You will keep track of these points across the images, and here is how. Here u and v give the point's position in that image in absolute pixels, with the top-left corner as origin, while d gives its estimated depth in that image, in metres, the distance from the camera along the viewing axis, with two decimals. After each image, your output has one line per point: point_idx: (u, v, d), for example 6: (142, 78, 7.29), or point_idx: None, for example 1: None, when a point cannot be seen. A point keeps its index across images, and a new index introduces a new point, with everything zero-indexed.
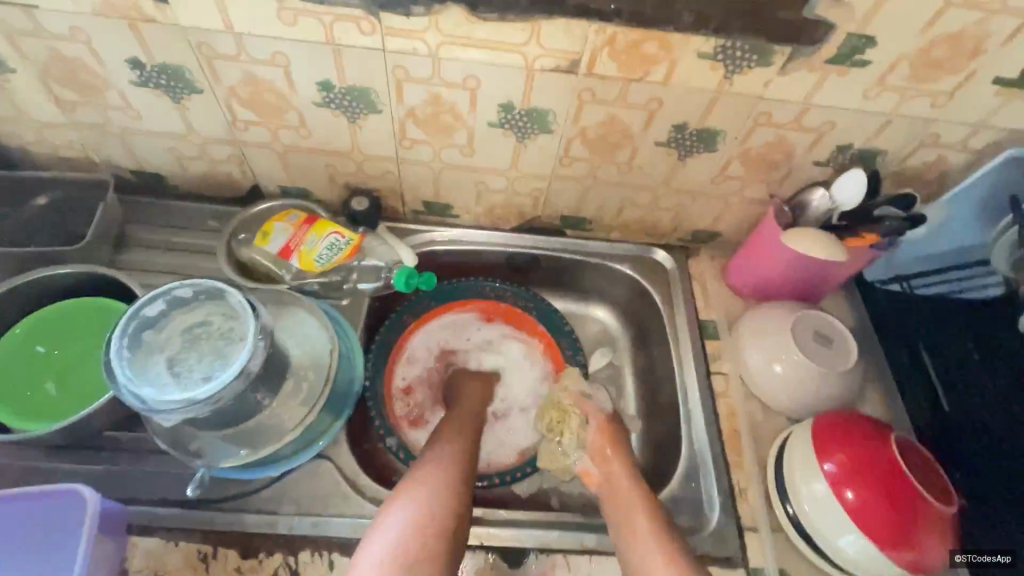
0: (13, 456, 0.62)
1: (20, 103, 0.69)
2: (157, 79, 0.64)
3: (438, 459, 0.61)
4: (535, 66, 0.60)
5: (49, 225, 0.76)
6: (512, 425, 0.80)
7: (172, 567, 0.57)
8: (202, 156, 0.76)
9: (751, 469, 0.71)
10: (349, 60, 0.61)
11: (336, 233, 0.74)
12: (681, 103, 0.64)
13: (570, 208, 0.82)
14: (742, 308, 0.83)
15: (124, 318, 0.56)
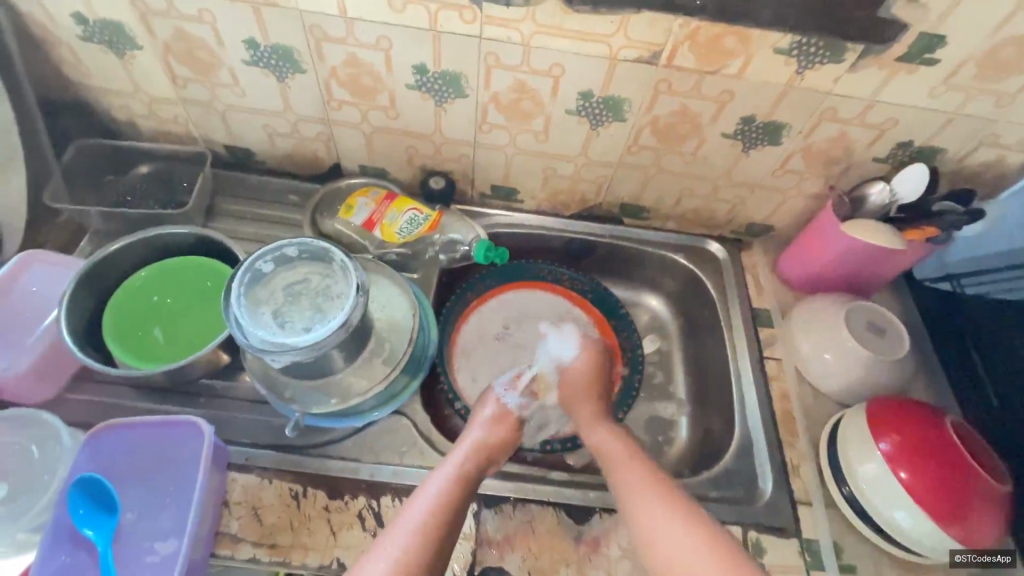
0: (124, 396, 0.68)
1: (137, 78, 0.75)
2: (267, 59, 0.71)
3: (442, 480, 0.60)
4: (618, 56, 0.65)
5: (151, 192, 0.83)
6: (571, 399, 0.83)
7: (267, 502, 0.62)
8: (292, 133, 0.82)
9: (804, 449, 0.74)
10: (446, 46, 0.66)
11: (416, 209, 0.81)
12: (752, 96, 0.68)
13: (631, 196, 0.86)
14: (793, 299, 0.87)
15: (241, 268, 0.62)
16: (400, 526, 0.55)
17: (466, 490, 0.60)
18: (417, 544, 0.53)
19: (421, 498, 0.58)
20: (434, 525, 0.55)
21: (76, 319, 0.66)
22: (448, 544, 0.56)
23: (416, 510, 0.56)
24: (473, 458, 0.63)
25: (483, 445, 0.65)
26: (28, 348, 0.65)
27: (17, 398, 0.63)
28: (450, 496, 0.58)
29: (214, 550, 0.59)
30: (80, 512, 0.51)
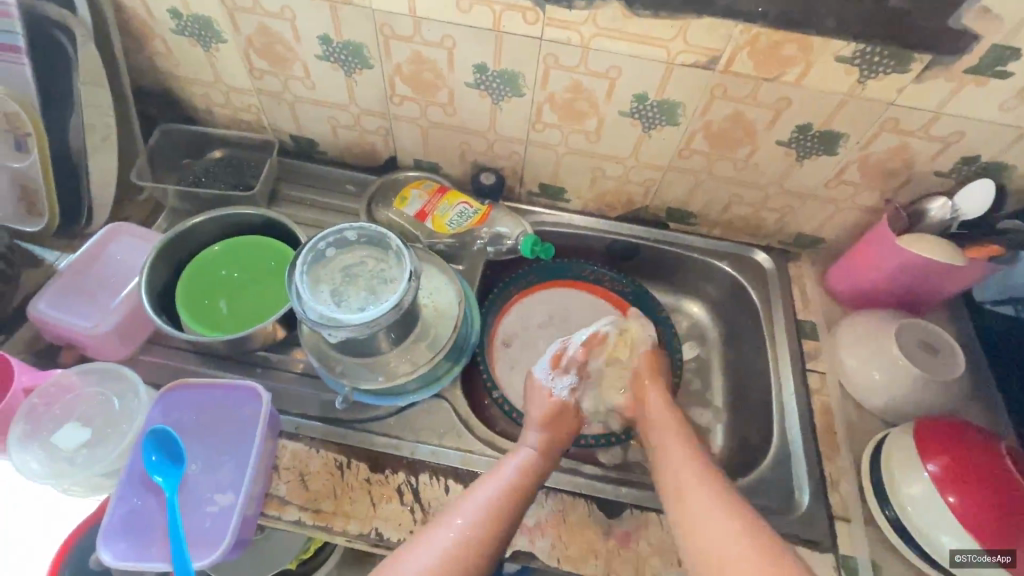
0: (190, 362, 0.73)
1: (219, 69, 0.81)
2: (338, 54, 0.75)
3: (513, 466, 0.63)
4: (675, 60, 0.66)
5: (221, 174, 0.89)
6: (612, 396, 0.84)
7: (313, 469, 0.66)
8: (354, 126, 0.86)
9: (845, 465, 0.72)
10: (508, 46, 0.69)
11: (465, 203, 0.85)
12: (811, 104, 0.67)
13: (679, 201, 0.86)
14: (840, 313, 0.85)
15: (304, 249, 0.66)
16: (469, 504, 0.59)
17: (533, 480, 0.63)
18: (484, 522, 0.57)
19: (492, 480, 0.61)
20: (501, 506, 0.59)
21: (153, 287, 0.72)
22: (509, 529, 0.59)
23: (486, 489, 0.60)
24: (546, 451, 0.67)
25: (555, 441, 0.69)
26: (110, 310, 0.70)
27: (98, 353, 0.70)
28: (519, 481, 0.62)
29: (263, 509, 0.63)
30: (152, 459, 0.57)
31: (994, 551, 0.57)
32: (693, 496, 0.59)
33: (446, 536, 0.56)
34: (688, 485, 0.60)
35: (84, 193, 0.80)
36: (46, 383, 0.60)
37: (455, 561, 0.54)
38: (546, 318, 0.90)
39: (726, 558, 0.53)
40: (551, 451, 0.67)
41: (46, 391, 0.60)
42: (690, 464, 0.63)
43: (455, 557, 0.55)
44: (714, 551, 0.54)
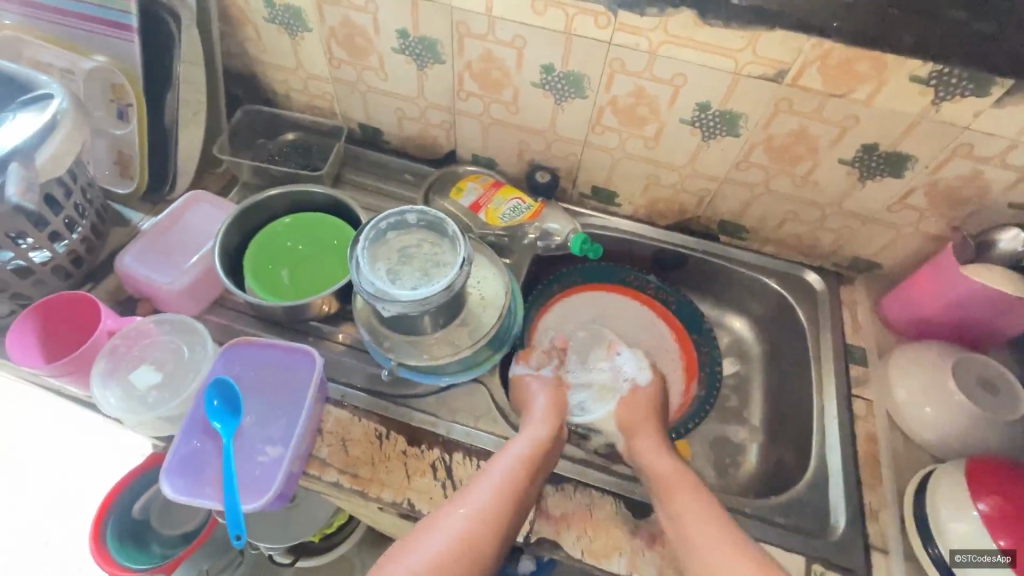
0: (251, 324, 0.78)
1: (302, 56, 0.87)
2: (414, 48, 0.79)
3: (520, 447, 0.64)
4: (741, 71, 0.66)
5: (292, 155, 0.95)
6: None
7: (354, 436, 0.69)
8: (420, 118, 0.90)
9: (887, 495, 0.70)
10: (576, 48, 0.71)
11: (519, 199, 0.87)
12: (879, 124, 0.66)
13: (732, 214, 0.86)
14: (893, 342, 0.82)
15: (367, 226, 0.69)
16: (487, 477, 0.61)
17: (546, 458, 0.65)
18: (497, 498, 0.58)
19: (501, 459, 0.63)
20: (517, 482, 0.60)
21: (225, 252, 0.77)
22: (523, 506, 0.60)
23: (499, 467, 0.62)
24: (546, 430, 0.67)
25: (552, 420, 0.69)
26: (184, 269, 0.76)
27: (171, 307, 0.76)
28: (529, 461, 0.63)
29: (305, 468, 0.66)
30: (214, 404, 0.61)
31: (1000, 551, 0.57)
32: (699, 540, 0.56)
33: (462, 511, 0.57)
34: (699, 532, 0.57)
35: (172, 161, 0.87)
36: (129, 327, 0.66)
37: (477, 542, 0.55)
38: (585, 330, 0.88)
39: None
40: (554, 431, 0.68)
41: (128, 333, 0.66)
42: (694, 497, 0.60)
43: (477, 530, 0.56)
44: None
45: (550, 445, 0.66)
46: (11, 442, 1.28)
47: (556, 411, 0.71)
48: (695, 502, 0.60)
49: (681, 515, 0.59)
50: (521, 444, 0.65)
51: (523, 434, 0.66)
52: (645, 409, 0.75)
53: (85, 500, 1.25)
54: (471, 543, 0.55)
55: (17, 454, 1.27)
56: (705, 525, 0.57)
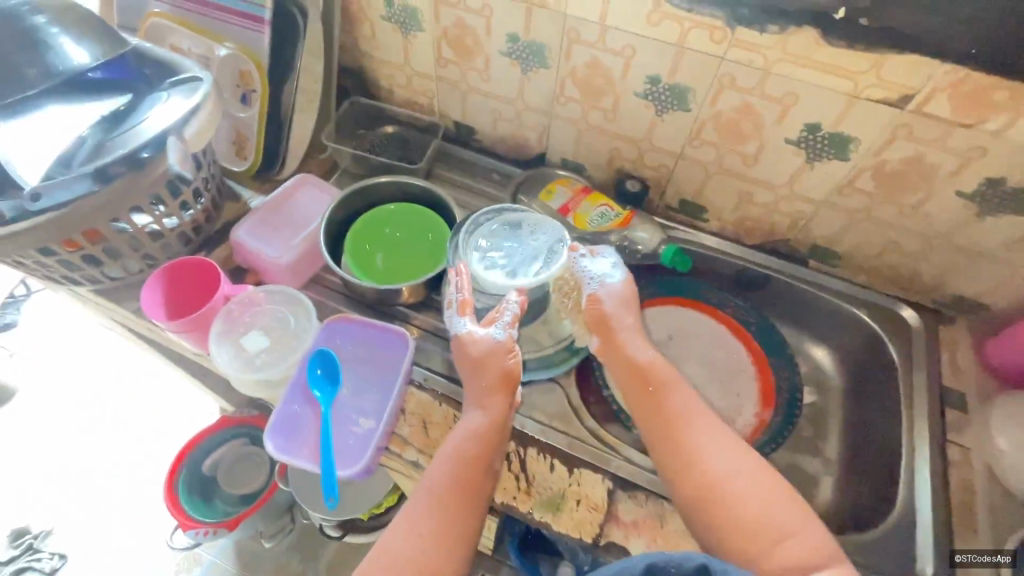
0: (343, 303, 0.83)
1: (412, 55, 0.91)
2: (521, 53, 0.82)
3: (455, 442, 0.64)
4: (860, 94, 0.65)
5: (391, 147, 1.00)
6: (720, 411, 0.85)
7: (435, 419, 0.71)
8: (515, 120, 0.93)
9: (982, 550, 0.66)
10: (686, 61, 0.71)
11: (607, 206, 0.88)
12: (1009, 157, 0.63)
13: (826, 238, 0.84)
14: (995, 388, 0.78)
15: (461, 223, 0.78)
16: (428, 479, 0.62)
17: (484, 446, 0.63)
18: (433, 502, 0.60)
19: (439, 458, 0.63)
20: (449, 481, 0.61)
21: (329, 234, 0.82)
22: (468, 504, 0.61)
23: (435, 466, 0.63)
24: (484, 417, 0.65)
25: (484, 402, 0.66)
26: (290, 246, 0.82)
27: (275, 279, 0.82)
28: (462, 457, 0.62)
29: (387, 445, 0.69)
30: (317, 373, 0.66)
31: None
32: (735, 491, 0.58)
33: (408, 518, 0.60)
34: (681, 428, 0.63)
35: (284, 144, 0.93)
36: (244, 294, 0.71)
37: (421, 541, 0.59)
38: (515, 226, 0.79)
39: (739, 491, 0.58)
40: (491, 416, 0.65)
41: (242, 300, 0.71)
42: (672, 392, 0.66)
43: (419, 537, 0.59)
44: (727, 483, 0.58)
45: (485, 433, 0.63)
46: (11, 448, 1.35)
47: (501, 385, 0.67)
48: (674, 401, 0.65)
49: (661, 412, 0.65)
50: (459, 434, 0.64)
51: (461, 424, 0.65)
52: (622, 308, 0.72)
53: (100, 502, 1.30)
54: (417, 548, 0.58)
55: (17, 459, 1.34)
56: (751, 479, 0.59)
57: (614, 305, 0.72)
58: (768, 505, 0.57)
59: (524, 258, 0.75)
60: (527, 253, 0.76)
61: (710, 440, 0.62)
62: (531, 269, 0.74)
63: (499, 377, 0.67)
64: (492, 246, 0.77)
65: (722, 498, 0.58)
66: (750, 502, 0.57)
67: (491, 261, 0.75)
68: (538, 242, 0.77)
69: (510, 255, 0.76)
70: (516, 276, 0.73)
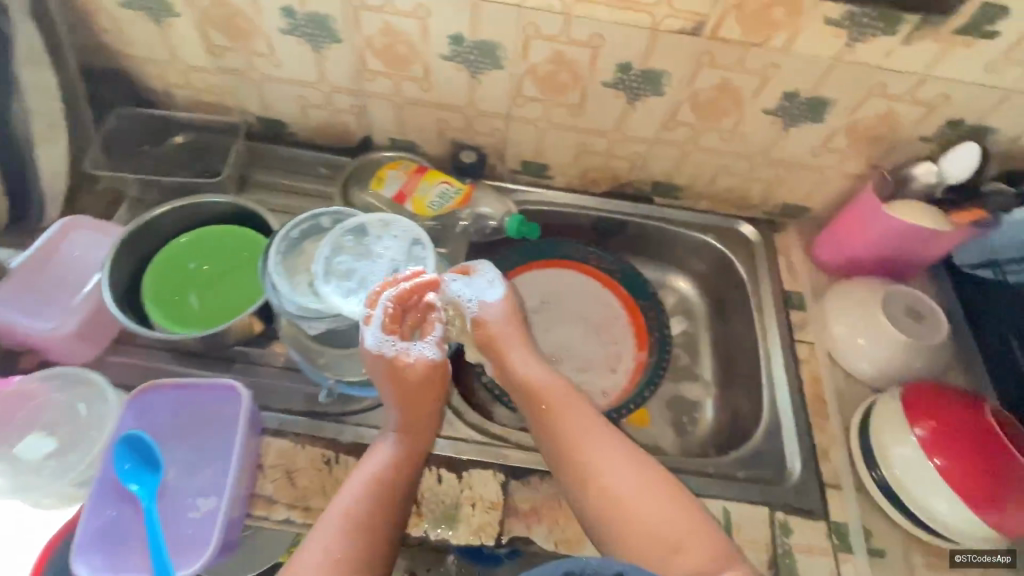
0: (161, 360, 0.70)
1: (176, 47, 0.75)
2: (304, 28, 0.70)
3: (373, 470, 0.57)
4: (660, 27, 0.63)
5: (185, 161, 0.84)
6: (603, 364, 0.85)
7: (300, 466, 0.63)
8: (325, 105, 0.82)
9: (835, 433, 0.73)
10: (484, 15, 0.65)
11: (446, 183, 0.81)
12: (798, 71, 0.66)
13: (664, 174, 0.84)
14: (826, 282, 0.85)
15: (277, 238, 0.63)
16: (333, 513, 0.54)
17: (408, 470, 0.59)
18: (345, 536, 0.52)
19: (347, 490, 0.56)
20: (366, 512, 0.54)
21: (118, 285, 0.68)
22: (382, 539, 0.54)
23: (344, 499, 0.55)
24: (407, 440, 0.60)
25: (413, 421, 0.61)
26: (68, 313, 0.66)
27: (63, 357, 0.66)
28: (382, 482, 0.56)
29: (249, 510, 0.60)
30: (126, 467, 0.54)
31: (931, 455, 0.62)
32: (641, 505, 0.56)
33: (310, 560, 0.51)
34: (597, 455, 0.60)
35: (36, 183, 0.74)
36: (6, 392, 0.57)
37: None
38: (354, 238, 0.64)
39: (653, 523, 0.56)
40: (417, 435, 0.61)
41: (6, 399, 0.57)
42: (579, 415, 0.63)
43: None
44: (640, 517, 0.56)
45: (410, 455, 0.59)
46: None
47: (430, 404, 0.63)
48: (585, 424, 0.63)
49: (575, 438, 0.61)
50: (376, 460, 0.58)
51: (375, 453, 0.59)
52: (507, 324, 0.69)
53: None
54: None
55: None
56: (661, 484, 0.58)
57: (496, 323, 0.69)
58: (669, 522, 0.55)
59: (383, 276, 0.62)
60: (385, 271, 0.63)
61: (611, 454, 0.60)
62: (398, 288, 0.62)
63: (431, 394, 0.63)
64: (337, 275, 0.61)
65: (633, 532, 0.56)
66: (661, 532, 0.55)
67: (345, 293, 0.60)
68: (389, 253, 0.64)
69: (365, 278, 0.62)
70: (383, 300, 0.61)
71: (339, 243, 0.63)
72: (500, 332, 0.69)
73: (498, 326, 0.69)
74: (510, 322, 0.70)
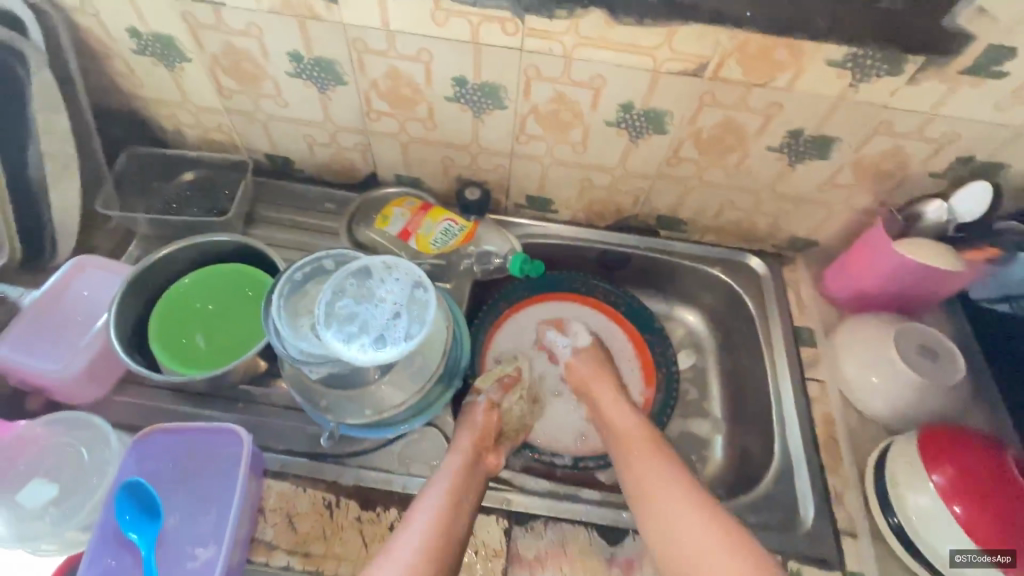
0: (168, 399, 0.70)
1: (186, 89, 0.77)
2: (310, 71, 0.71)
3: (444, 482, 0.62)
4: (662, 69, 0.63)
5: (194, 197, 0.86)
6: None
7: (301, 510, 0.63)
8: (331, 143, 0.83)
9: (849, 476, 0.71)
10: (486, 58, 0.65)
11: (450, 220, 0.81)
12: (801, 109, 0.65)
13: (669, 208, 0.84)
14: (837, 317, 0.84)
15: (280, 281, 0.63)
16: (411, 526, 0.59)
17: (472, 486, 0.64)
18: (427, 544, 0.57)
19: (423, 503, 0.61)
20: (443, 522, 0.59)
21: (124, 325, 0.69)
22: (455, 549, 0.58)
23: (422, 510, 0.60)
24: (467, 456, 0.65)
25: (474, 442, 0.67)
26: (74, 354, 0.67)
27: (70, 398, 0.67)
28: (454, 495, 0.61)
29: (249, 556, 0.60)
30: (126, 518, 0.54)
31: (949, 500, 0.60)
32: (688, 529, 0.58)
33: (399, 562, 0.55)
34: (657, 487, 0.62)
35: (48, 223, 0.76)
36: (10, 437, 0.58)
37: None
38: (358, 281, 0.64)
39: (699, 553, 0.56)
40: (478, 454, 0.67)
41: (9, 444, 0.58)
42: (643, 449, 0.66)
43: None
44: (688, 547, 0.57)
45: (472, 469, 0.65)
46: None
47: (484, 433, 0.69)
48: (649, 458, 0.65)
49: (638, 472, 0.64)
50: (444, 475, 0.63)
51: (443, 469, 0.64)
52: (597, 363, 0.78)
53: None
54: None
55: None
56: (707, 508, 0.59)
57: (586, 364, 0.78)
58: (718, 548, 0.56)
59: (385, 320, 0.61)
60: (387, 314, 0.61)
61: (657, 477, 0.62)
62: (401, 331, 0.61)
63: (488, 427, 0.70)
64: (339, 319, 0.60)
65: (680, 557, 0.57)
66: (717, 570, 0.54)
67: (347, 337, 0.59)
68: (391, 296, 0.63)
69: (367, 321, 0.60)
70: (385, 344, 0.59)
71: (342, 287, 0.63)
72: (585, 371, 0.77)
73: (583, 371, 0.78)
74: (590, 364, 0.78)
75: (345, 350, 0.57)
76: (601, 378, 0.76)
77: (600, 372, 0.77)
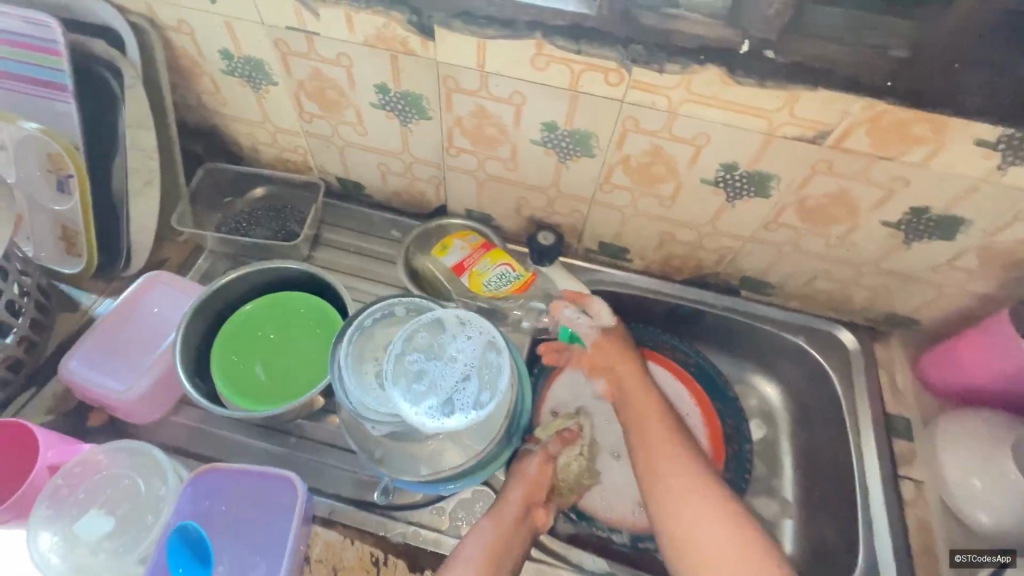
0: (224, 427, 0.69)
1: (269, 110, 0.76)
2: (395, 104, 0.69)
3: (487, 532, 0.60)
4: (776, 132, 0.58)
5: (262, 216, 0.84)
6: None
7: (348, 564, 0.61)
8: (405, 172, 0.80)
9: None
10: (583, 106, 0.61)
11: (508, 265, 0.78)
12: (931, 187, 0.58)
13: (755, 270, 0.78)
14: (936, 407, 0.75)
15: (349, 325, 0.62)
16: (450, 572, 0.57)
17: (517, 542, 0.61)
18: None
19: (464, 551, 0.59)
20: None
21: (190, 347, 0.68)
22: None
23: (463, 556, 0.58)
24: (513, 508, 0.63)
25: (524, 497, 0.64)
26: (142, 372, 0.67)
27: (135, 418, 0.67)
28: (497, 549, 0.59)
29: None
30: (179, 570, 0.55)
31: None
32: (703, 534, 0.59)
33: None
34: (679, 492, 0.62)
35: (124, 236, 0.75)
36: (72, 463, 0.57)
37: None
38: (429, 334, 0.61)
39: (708, 554, 0.58)
40: (527, 509, 0.64)
41: (71, 471, 0.57)
42: (671, 448, 0.65)
43: None
44: (699, 546, 0.59)
45: (518, 524, 0.62)
46: None
47: (535, 487, 0.66)
48: (672, 454, 0.65)
49: (660, 469, 0.64)
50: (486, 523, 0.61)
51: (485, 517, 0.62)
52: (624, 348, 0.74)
53: None
54: None
55: None
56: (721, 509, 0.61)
57: (607, 345, 0.74)
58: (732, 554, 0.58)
59: (454, 382, 0.58)
60: (456, 375, 0.59)
61: (678, 478, 0.63)
62: (470, 397, 0.57)
63: (538, 482, 0.66)
64: (407, 375, 0.58)
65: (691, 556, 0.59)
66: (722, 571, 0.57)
67: (414, 398, 0.57)
68: (462, 356, 0.59)
69: (435, 381, 0.58)
70: (451, 411, 0.56)
71: (412, 341, 0.60)
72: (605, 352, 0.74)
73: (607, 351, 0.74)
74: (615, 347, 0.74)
75: (412, 414, 0.55)
76: (628, 363, 0.73)
77: (626, 357, 0.73)
